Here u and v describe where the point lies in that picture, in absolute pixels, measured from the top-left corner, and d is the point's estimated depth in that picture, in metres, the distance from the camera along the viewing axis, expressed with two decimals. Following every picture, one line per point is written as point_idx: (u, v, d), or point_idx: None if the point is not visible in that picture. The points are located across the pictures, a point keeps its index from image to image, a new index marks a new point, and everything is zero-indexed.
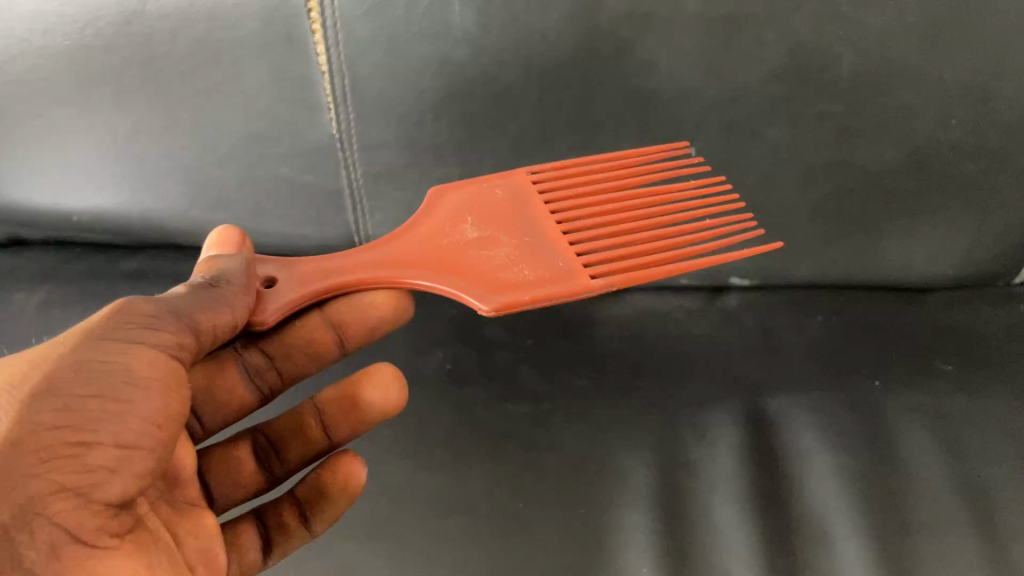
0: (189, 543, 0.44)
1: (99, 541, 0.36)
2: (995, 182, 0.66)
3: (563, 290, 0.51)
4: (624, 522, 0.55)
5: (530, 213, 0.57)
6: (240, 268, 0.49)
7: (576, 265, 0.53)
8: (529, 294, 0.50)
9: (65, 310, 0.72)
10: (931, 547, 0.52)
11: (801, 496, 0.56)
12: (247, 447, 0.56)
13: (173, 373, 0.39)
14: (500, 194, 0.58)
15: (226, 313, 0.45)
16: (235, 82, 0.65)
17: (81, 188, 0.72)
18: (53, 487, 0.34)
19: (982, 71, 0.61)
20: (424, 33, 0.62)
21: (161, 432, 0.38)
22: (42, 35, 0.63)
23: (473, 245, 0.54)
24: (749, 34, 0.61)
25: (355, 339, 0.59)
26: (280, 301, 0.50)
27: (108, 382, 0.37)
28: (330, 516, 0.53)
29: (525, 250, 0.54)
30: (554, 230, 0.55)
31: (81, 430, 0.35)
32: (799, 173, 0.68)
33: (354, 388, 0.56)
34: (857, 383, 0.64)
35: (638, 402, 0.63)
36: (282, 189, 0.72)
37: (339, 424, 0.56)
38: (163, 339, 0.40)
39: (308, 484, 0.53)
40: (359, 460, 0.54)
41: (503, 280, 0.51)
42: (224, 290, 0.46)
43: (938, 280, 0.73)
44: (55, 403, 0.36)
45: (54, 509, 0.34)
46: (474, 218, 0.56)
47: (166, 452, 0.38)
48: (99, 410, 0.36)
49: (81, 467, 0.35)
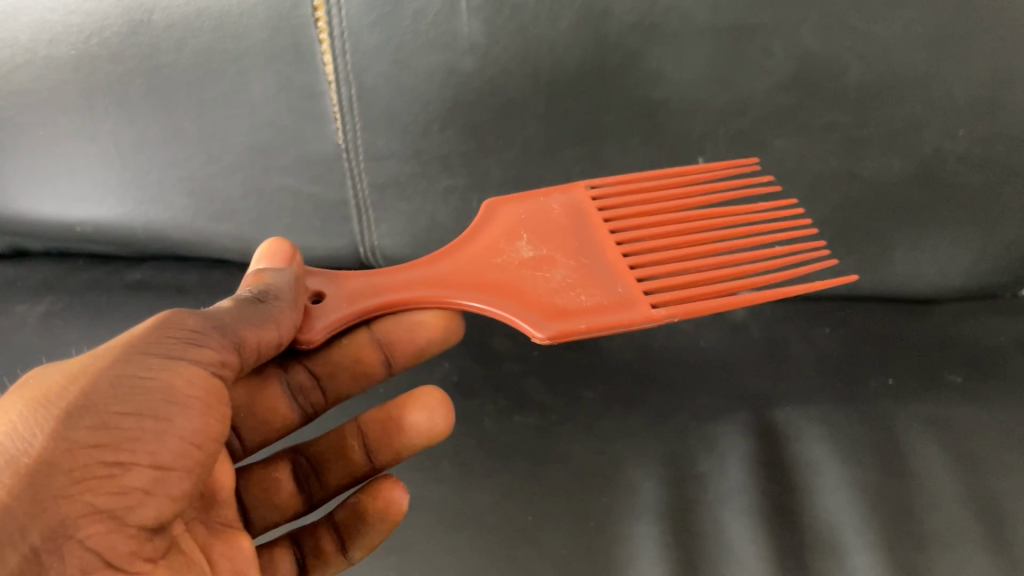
0: (224, 566, 0.43)
1: (131, 566, 0.35)
2: (1002, 192, 0.66)
3: (621, 318, 0.50)
4: (634, 536, 0.54)
5: (589, 233, 0.56)
6: (287, 284, 0.48)
7: (635, 291, 0.52)
8: (586, 322, 0.50)
9: (67, 320, 0.72)
10: (943, 560, 0.52)
11: (812, 508, 0.56)
12: (287, 467, 0.56)
13: (214, 392, 0.39)
14: (556, 210, 0.58)
15: (271, 331, 0.45)
16: (241, 92, 0.65)
17: (84, 198, 0.72)
18: (86, 508, 0.33)
19: (988, 82, 0.61)
20: (432, 43, 0.62)
21: (198, 452, 0.38)
22: (47, 45, 0.63)
23: (529, 266, 0.54)
24: (756, 45, 0.61)
25: (402, 360, 0.59)
26: (327, 319, 0.50)
27: (147, 400, 0.37)
28: (368, 543, 0.52)
29: (583, 272, 0.53)
30: (613, 251, 0.55)
31: (118, 449, 0.35)
32: (806, 184, 0.68)
33: (398, 410, 0.55)
34: (871, 392, 0.64)
35: (648, 413, 0.62)
36: (288, 201, 0.71)
37: (382, 449, 0.56)
38: (206, 356, 0.40)
39: (348, 507, 0.52)
40: (399, 486, 0.52)
41: (559, 306, 0.51)
42: (271, 306, 0.46)
43: (945, 291, 0.73)
44: (91, 421, 0.35)
45: (86, 532, 0.33)
46: (531, 236, 0.56)
47: (202, 472, 0.38)
48: (137, 428, 0.36)
49: (117, 488, 0.34)
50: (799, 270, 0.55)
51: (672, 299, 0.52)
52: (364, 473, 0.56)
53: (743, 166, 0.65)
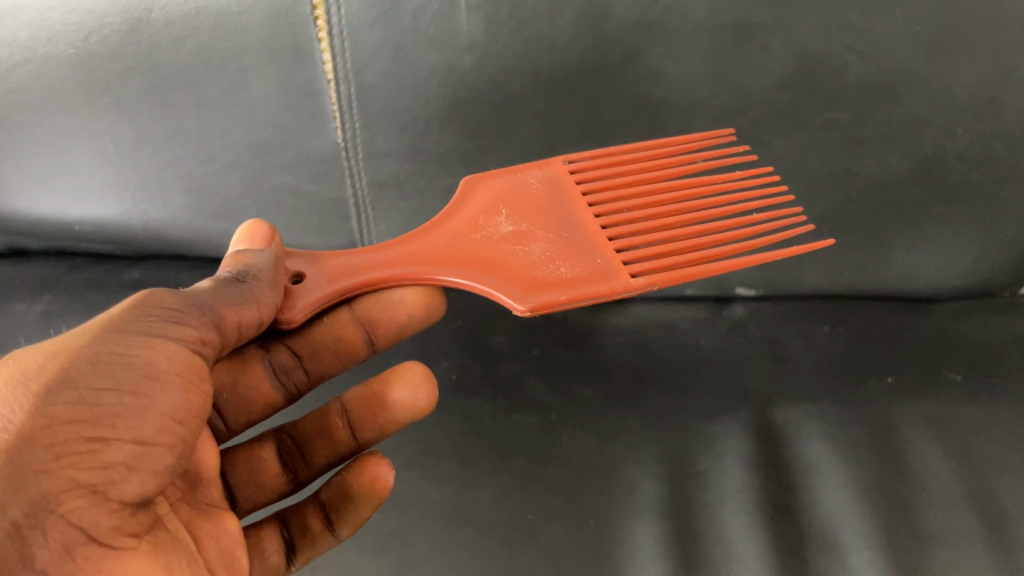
0: (209, 547, 0.43)
1: (114, 542, 0.34)
2: (1002, 191, 0.66)
3: (601, 289, 0.50)
4: (633, 534, 0.54)
5: (567, 206, 0.56)
6: (267, 265, 0.49)
7: (615, 262, 0.52)
8: (566, 293, 0.50)
9: (66, 319, 0.71)
10: (944, 558, 0.52)
11: (812, 506, 0.56)
12: (271, 447, 0.56)
13: (194, 369, 0.39)
14: (535, 184, 0.58)
15: (250, 310, 0.45)
16: (240, 91, 0.65)
17: (83, 197, 0.72)
18: (67, 483, 0.33)
19: (988, 80, 0.61)
20: (431, 41, 0.62)
21: (180, 428, 0.37)
22: (46, 43, 0.63)
23: (508, 240, 0.53)
24: (756, 43, 0.61)
25: (384, 339, 0.59)
26: (308, 298, 0.50)
27: (126, 376, 0.36)
28: (355, 519, 0.52)
29: (563, 245, 0.53)
30: (592, 224, 0.55)
31: (98, 424, 0.35)
32: (806, 183, 0.68)
33: (381, 387, 0.55)
34: (870, 391, 0.64)
35: (647, 412, 0.62)
36: (287, 199, 0.71)
37: (366, 426, 0.56)
38: (184, 333, 0.40)
39: (335, 485, 0.53)
40: (384, 463, 0.53)
41: (540, 278, 0.51)
42: (250, 286, 0.46)
43: (944, 290, 0.72)
44: (70, 396, 0.35)
45: (68, 507, 0.33)
46: (510, 211, 0.55)
47: (186, 449, 0.38)
48: (117, 404, 0.35)
49: (97, 463, 0.34)
50: (776, 237, 0.55)
51: (650, 268, 0.52)
52: (350, 450, 0.57)
53: (721, 135, 0.64)
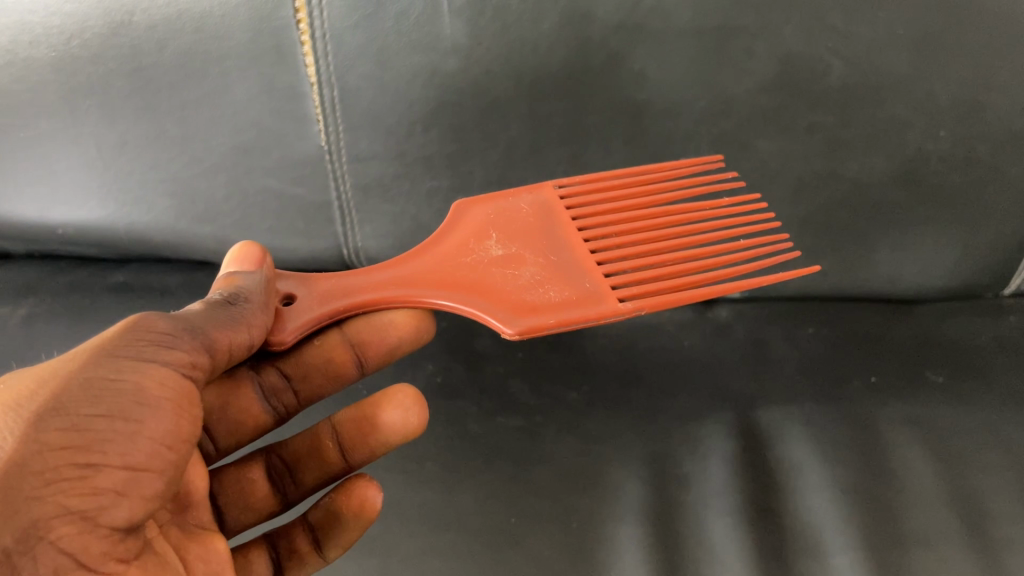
0: (198, 569, 0.43)
1: (104, 568, 0.34)
2: (984, 193, 0.66)
3: (589, 314, 0.50)
4: (617, 537, 0.54)
5: (557, 230, 0.56)
6: (258, 286, 0.48)
7: (603, 287, 0.52)
8: (555, 317, 0.50)
9: (49, 323, 0.71)
10: (925, 560, 0.52)
11: (794, 508, 0.56)
12: (261, 468, 0.56)
13: (185, 394, 0.39)
14: (525, 207, 0.58)
15: (242, 333, 0.45)
16: (224, 94, 0.64)
17: (65, 200, 0.71)
18: (58, 509, 0.33)
19: (969, 83, 0.61)
20: (415, 44, 0.62)
21: (171, 453, 0.37)
22: (28, 46, 0.62)
23: (498, 264, 0.53)
24: (739, 46, 0.62)
25: (374, 361, 0.59)
26: (298, 320, 0.50)
27: (117, 401, 0.36)
28: (343, 542, 0.52)
29: (552, 270, 0.53)
30: (581, 248, 0.55)
31: (88, 451, 0.35)
32: (789, 185, 0.68)
33: (372, 409, 0.55)
34: (854, 393, 0.64)
35: (631, 414, 0.63)
36: (271, 202, 0.71)
37: (357, 446, 0.55)
38: (176, 358, 0.40)
39: (323, 507, 0.52)
40: (373, 485, 0.52)
41: (529, 302, 0.51)
42: (241, 308, 0.46)
43: (928, 291, 0.73)
44: (61, 422, 0.35)
45: (58, 533, 0.33)
46: (500, 235, 0.55)
47: (176, 474, 0.38)
48: (108, 430, 0.35)
49: (88, 489, 0.34)
50: (763, 263, 0.56)
51: (638, 293, 0.52)
52: (339, 472, 0.56)
53: (710, 162, 0.65)
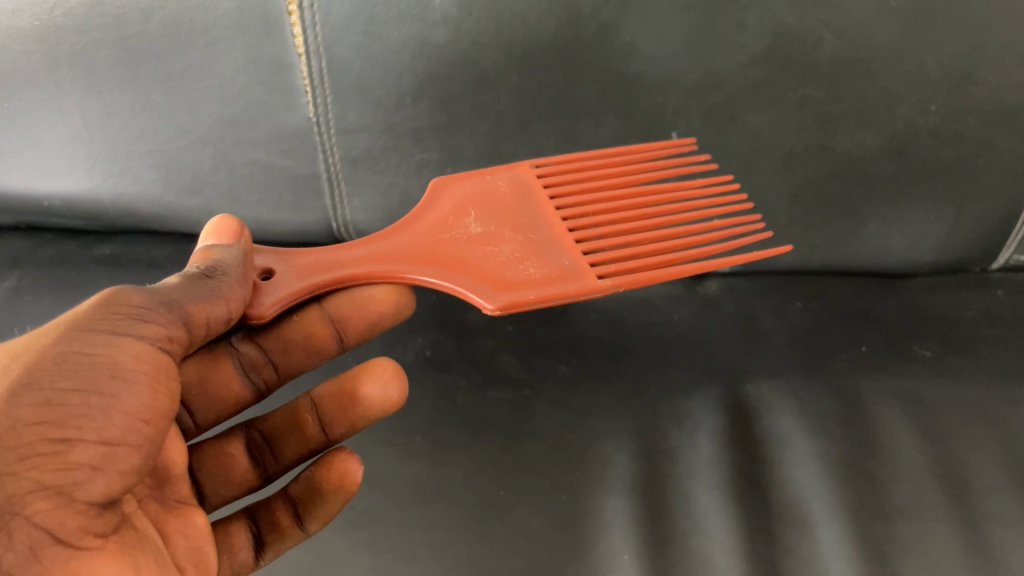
0: (177, 543, 0.44)
1: (81, 543, 0.35)
2: (973, 167, 0.66)
3: (569, 290, 0.50)
4: (606, 508, 0.55)
5: (535, 209, 0.56)
6: (236, 259, 0.48)
7: (582, 264, 0.52)
8: (535, 293, 0.50)
9: (35, 294, 0.71)
10: (910, 531, 0.53)
11: (782, 481, 0.56)
12: (240, 443, 0.56)
13: (161, 368, 0.39)
14: (503, 186, 0.58)
15: (219, 306, 0.44)
16: (210, 64, 0.64)
17: (51, 171, 0.71)
18: (31, 485, 0.34)
19: (961, 57, 0.61)
20: (403, 15, 0.61)
21: (148, 427, 0.37)
22: (11, 15, 0.62)
23: (477, 241, 0.53)
24: (731, 18, 0.61)
25: (355, 336, 0.59)
26: (278, 294, 0.49)
27: (92, 375, 0.36)
28: (323, 515, 0.52)
29: (531, 247, 0.53)
30: (559, 227, 0.55)
31: (63, 426, 0.35)
32: (780, 159, 0.68)
33: (351, 383, 0.55)
34: (840, 366, 0.64)
35: (619, 387, 0.63)
36: (259, 174, 0.70)
37: (336, 422, 0.56)
38: (152, 331, 0.40)
39: (303, 482, 0.53)
40: (353, 458, 0.53)
41: (508, 278, 0.51)
42: (218, 282, 0.46)
43: (916, 266, 0.73)
44: (35, 398, 0.35)
45: (33, 509, 0.33)
46: (478, 213, 0.55)
47: (154, 448, 0.38)
48: (83, 405, 0.35)
49: (62, 465, 0.34)
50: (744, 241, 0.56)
51: (617, 271, 0.52)
52: (319, 446, 0.57)
53: (682, 146, 0.65)
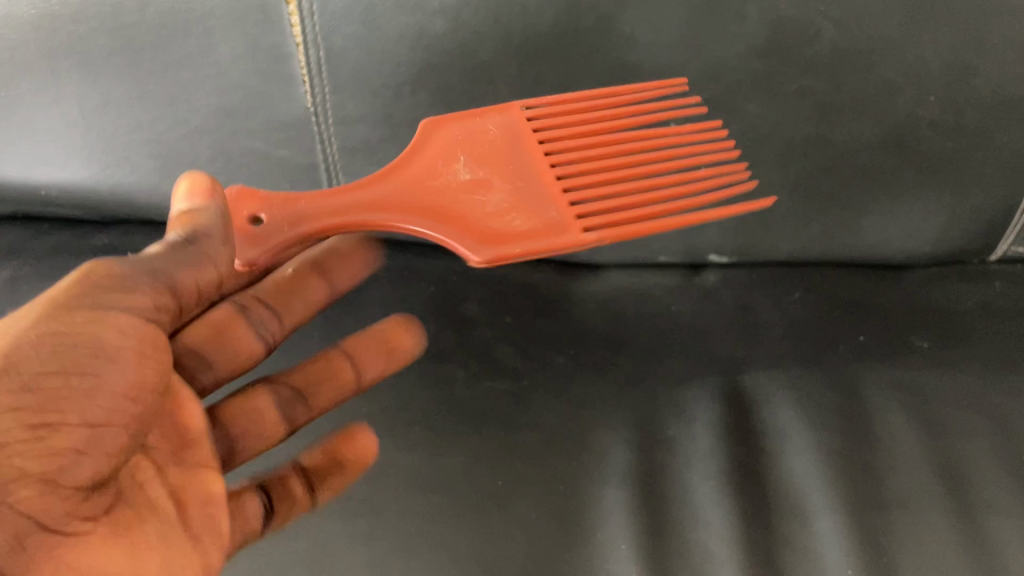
0: (193, 509, 0.46)
1: (68, 527, 0.38)
2: (972, 158, 0.66)
3: (553, 243, 0.51)
4: (604, 499, 0.55)
5: (524, 153, 0.56)
6: (216, 217, 0.47)
7: (568, 215, 0.53)
8: (521, 249, 0.51)
9: (32, 286, 0.71)
10: (906, 522, 0.53)
11: (780, 472, 0.56)
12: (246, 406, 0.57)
13: (146, 341, 0.42)
14: (493, 128, 0.57)
15: (207, 269, 0.46)
16: (207, 53, 0.64)
17: (48, 161, 0.70)
18: (17, 472, 0.37)
19: (958, 48, 0.61)
20: (402, 5, 0.62)
21: (132, 403, 0.40)
22: (9, 3, 0.62)
23: (466, 188, 0.54)
24: (729, 9, 0.62)
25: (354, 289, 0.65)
26: (268, 246, 0.50)
27: (74, 357, 0.39)
28: (335, 485, 0.54)
29: (518, 197, 0.53)
30: (548, 174, 0.55)
31: (45, 412, 0.38)
32: (778, 148, 0.67)
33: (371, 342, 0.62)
34: (837, 357, 0.64)
35: (617, 378, 0.63)
36: (255, 165, 0.70)
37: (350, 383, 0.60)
38: (138, 304, 0.42)
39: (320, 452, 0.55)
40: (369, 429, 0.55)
41: (494, 231, 0.52)
42: (203, 245, 0.46)
43: (916, 259, 0.72)
44: (16, 381, 0.37)
45: (18, 497, 0.37)
46: (468, 157, 0.55)
47: (138, 424, 0.41)
48: (66, 388, 0.38)
49: (48, 450, 0.37)
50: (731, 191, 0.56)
51: (604, 224, 0.53)
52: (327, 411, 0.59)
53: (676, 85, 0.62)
